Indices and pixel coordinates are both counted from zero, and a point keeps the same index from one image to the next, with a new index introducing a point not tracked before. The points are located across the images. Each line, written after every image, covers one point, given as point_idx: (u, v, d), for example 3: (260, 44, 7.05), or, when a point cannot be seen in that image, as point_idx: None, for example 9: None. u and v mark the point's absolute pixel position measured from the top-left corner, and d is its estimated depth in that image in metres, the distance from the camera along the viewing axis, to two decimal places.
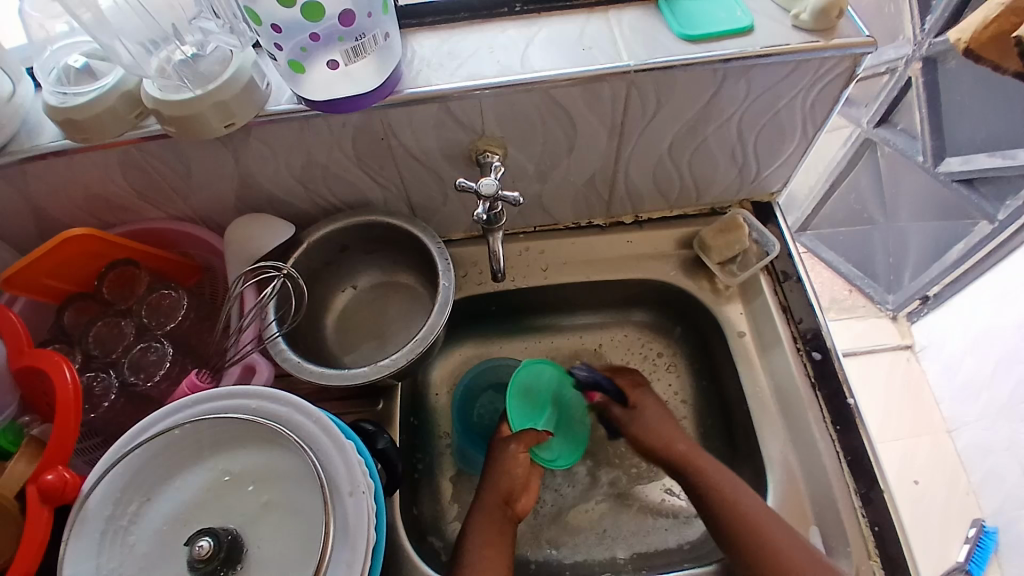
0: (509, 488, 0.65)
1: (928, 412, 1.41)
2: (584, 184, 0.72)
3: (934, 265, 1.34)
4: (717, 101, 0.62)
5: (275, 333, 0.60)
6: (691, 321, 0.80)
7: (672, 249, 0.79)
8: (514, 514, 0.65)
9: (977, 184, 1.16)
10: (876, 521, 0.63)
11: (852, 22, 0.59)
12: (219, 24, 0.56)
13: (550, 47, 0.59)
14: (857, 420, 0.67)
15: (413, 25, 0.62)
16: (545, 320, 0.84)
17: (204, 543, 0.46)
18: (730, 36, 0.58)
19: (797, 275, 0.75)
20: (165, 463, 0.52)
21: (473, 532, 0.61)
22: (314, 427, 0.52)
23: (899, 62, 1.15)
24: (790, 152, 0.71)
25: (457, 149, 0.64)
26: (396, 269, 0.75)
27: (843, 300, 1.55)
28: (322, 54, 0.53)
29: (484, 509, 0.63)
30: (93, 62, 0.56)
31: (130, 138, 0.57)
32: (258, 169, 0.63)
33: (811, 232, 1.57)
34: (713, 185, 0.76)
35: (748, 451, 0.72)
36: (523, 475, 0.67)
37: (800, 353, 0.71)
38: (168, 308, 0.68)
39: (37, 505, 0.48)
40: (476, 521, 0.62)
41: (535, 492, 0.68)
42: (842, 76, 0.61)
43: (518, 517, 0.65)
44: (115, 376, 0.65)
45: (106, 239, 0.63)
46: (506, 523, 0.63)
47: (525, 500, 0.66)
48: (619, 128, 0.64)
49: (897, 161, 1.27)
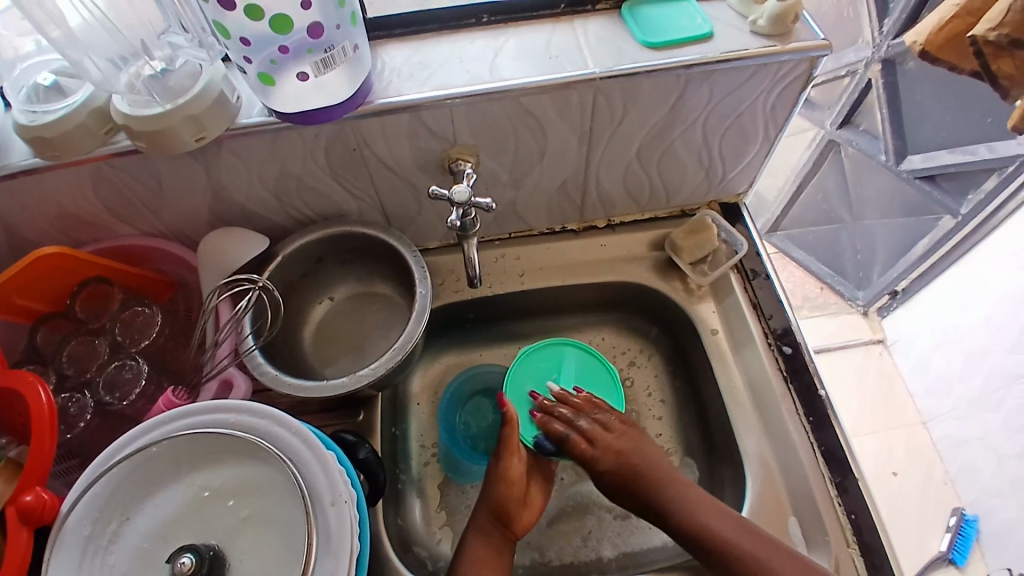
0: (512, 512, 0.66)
1: (902, 405, 1.44)
2: (556, 190, 0.73)
3: (901, 261, 1.38)
4: (682, 106, 0.64)
5: (252, 346, 0.61)
6: (665, 321, 0.82)
7: (646, 251, 0.81)
8: (516, 533, 0.67)
9: (940, 180, 1.20)
10: (852, 509, 0.65)
11: (807, 25, 0.61)
12: (187, 38, 0.57)
13: (518, 57, 0.61)
14: (830, 414, 0.69)
15: (382, 37, 0.63)
16: (523, 326, 0.85)
17: (185, 560, 0.46)
18: (693, 42, 0.60)
19: (766, 273, 0.77)
20: (142, 482, 0.51)
21: (469, 551, 0.64)
22: (293, 438, 0.52)
23: (859, 65, 1.19)
24: (755, 154, 0.73)
25: (430, 158, 0.64)
26: (372, 279, 0.75)
27: (815, 298, 1.59)
28: (292, 66, 0.53)
29: (483, 530, 0.65)
30: (62, 79, 0.56)
31: (101, 155, 0.57)
32: (232, 182, 0.63)
33: (782, 233, 1.60)
34: (683, 188, 0.78)
35: (726, 447, 0.73)
36: (520, 493, 0.68)
37: (771, 348, 0.73)
38: (142, 325, 0.67)
39: (15, 526, 0.48)
40: (472, 540, 0.64)
41: (537, 508, 0.70)
42: (800, 78, 0.63)
43: (520, 533, 0.67)
44: (90, 396, 0.65)
45: (80, 257, 0.62)
46: (504, 544, 0.65)
47: (528, 516, 0.68)
48: (589, 134, 0.65)
49: (861, 161, 1.31)
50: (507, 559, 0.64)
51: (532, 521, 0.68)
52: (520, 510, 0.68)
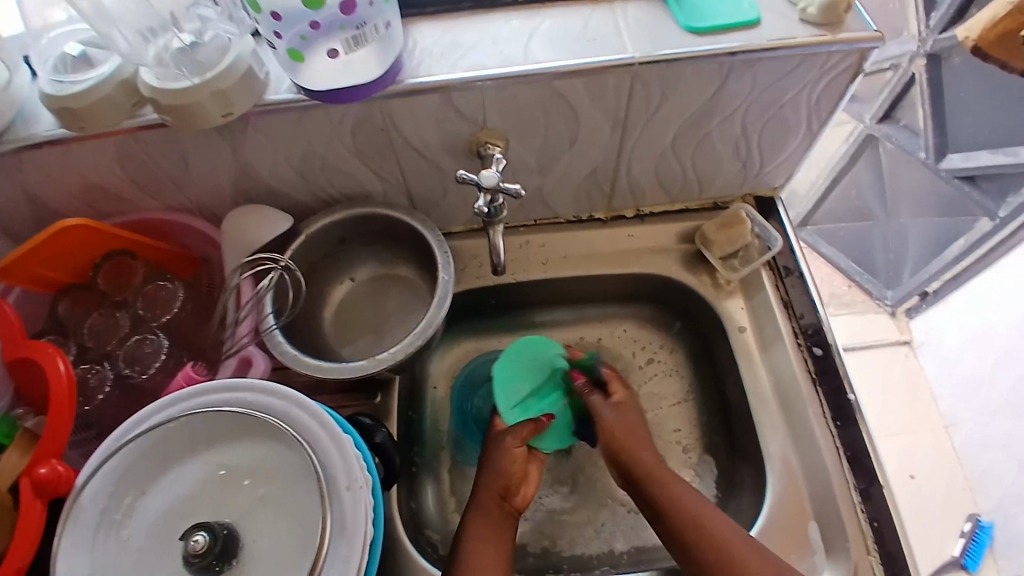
0: (504, 484, 0.65)
1: (925, 409, 1.41)
2: (585, 177, 0.72)
3: (934, 261, 1.34)
4: (722, 96, 0.61)
5: (273, 325, 0.60)
6: (690, 317, 0.80)
7: (674, 244, 0.79)
8: (515, 507, 0.65)
9: (981, 181, 1.16)
10: (875, 517, 0.63)
11: (859, 16, 0.58)
12: (218, 11, 0.56)
13: (553, 38, 0.58)
14: (857, 416, 0.67)
15: (414, 14, 0.61)
16: (544, 316, 0.84)
17: (199, 538, 0.46)
18: (737, 28, 0.57)
19: (798, 270, 0.75)
20: (158, 458, 0.51)
21: (471, 526, 0.62)
22: (310, 421, 0.51)
23: (902, 59, 1.14)
24: (794, 147, 0.71)
25: (458, 141, 0.63)
26: (395, 262, 0.74)
27: (843, 296, 1.55)
28: (323, 42, 0.52)
29: (481, 506, 0.63)
30: (91, 49, 0.55)
31: (126, 128, 0.56)
32: (257, 159, 0.62)
33: (812, 227, 1.56)
34: (716, 180, 0.75)
35: (749, 449, 0.72)
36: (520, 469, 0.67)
37: (800, 348, 0.71)
38: (163, 300, 0.67)
39: (30, 498, 0.48)
40: (473, 519, 0.62)
41: (535, 485, 0.68)
42: (849, 70, 0.60)
43: (518, 509, 0.66)
44: (110, 368, 0.65)
45: (102, 230, 0.62)
46: (506, 519, 0.63)
47: (525, 491, 0.67)
48: (622, 122, 0.63)
49: (899, 157, 1.26)
50: (509, 534, 0.62)
51: (530, 495, 0.67)
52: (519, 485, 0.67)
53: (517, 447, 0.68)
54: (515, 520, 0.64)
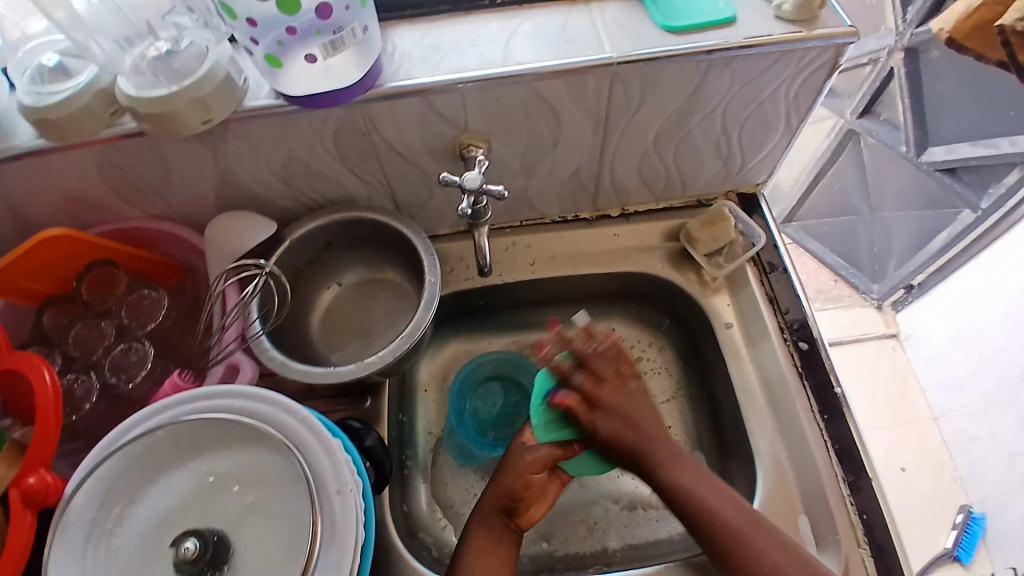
0: (508, 504, 0.63)
1: (913, 400, 1.42)
2: (569, 177, 0.72)
3: (918, 254, 1.36)
4: (701, 94, 0.62)
5: (259, 332, 0.60)
6: (677, 314, 0.81)
7: (659, 242, 0.79)
8: (519, 525, 0.64)
9: (962, 174, 1.17)
10: (864, 509, 0.64)
11: (834, 12, 0.58)
12: (193, 19, 0.55)
13: (532, 40, 0.59)
14: (844, 410, 0.68)
15: (393, 18, 0.62)
16: (533, 316, 0.84)
17: (190, 544, 0.46)
18: (714, 27, 0.58)
19: (782, 265, 0.75)
20: (146, 467, 0.51)
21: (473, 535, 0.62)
22: (299, 426, 0.51)
23: (881, 53, 1.14)
24: (774, 143, 0.71)
25: (440, 144, 0.63)
26: (381, 266, 0.74)
27: (829, 290, 1.56)
28: (300, 48, 0.52)
29: (484, 516, 0.63)
30: (68, 59, 0.54)
31: (105, 137, 0.56)
32: (239, 165, 0.62)
33: (797, 224, 1.56)
34: (699, 177, 0.76)
35: (738, 444, 0.72)
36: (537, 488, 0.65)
37: (786, 343, 0.72)
38: (148, 308, 0.67)
39: (20, 511, 0.48)
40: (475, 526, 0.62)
41: (549, 502, 0.66)
42: (825, 66, 0.61)
43: (524, 526, 0.64)
44: (96, 377, 0.65)
45: (85, 240, 0.62)
46: (506, 533, 0.62)
47: (535, 509, 0.65)
48: (604, 121, 0.64)
49: (881, 152, 1.27)
50: (509, 550, 0.62)
51: (539, 515, 0.65)
52: (528, 505, 0.64)
53: (534, 473, 0.64)
54: (518, 537, 0.63)
